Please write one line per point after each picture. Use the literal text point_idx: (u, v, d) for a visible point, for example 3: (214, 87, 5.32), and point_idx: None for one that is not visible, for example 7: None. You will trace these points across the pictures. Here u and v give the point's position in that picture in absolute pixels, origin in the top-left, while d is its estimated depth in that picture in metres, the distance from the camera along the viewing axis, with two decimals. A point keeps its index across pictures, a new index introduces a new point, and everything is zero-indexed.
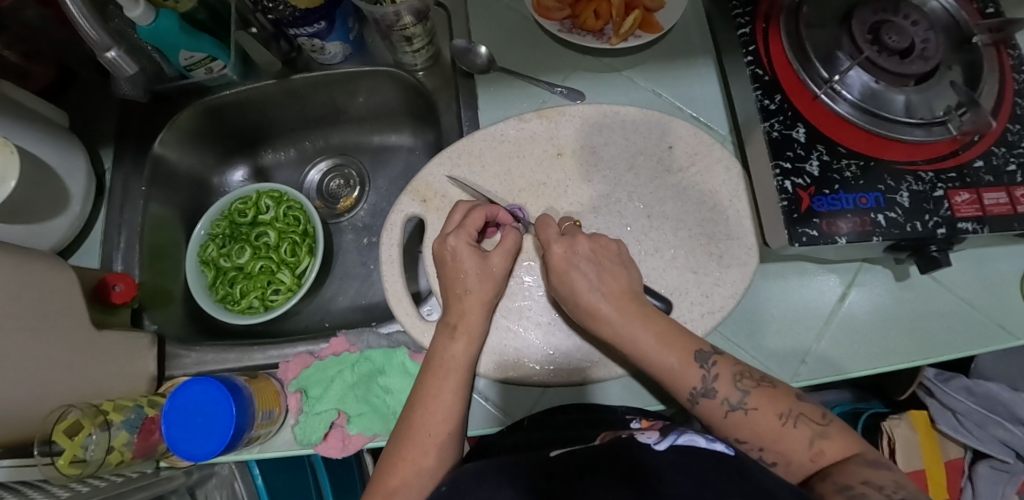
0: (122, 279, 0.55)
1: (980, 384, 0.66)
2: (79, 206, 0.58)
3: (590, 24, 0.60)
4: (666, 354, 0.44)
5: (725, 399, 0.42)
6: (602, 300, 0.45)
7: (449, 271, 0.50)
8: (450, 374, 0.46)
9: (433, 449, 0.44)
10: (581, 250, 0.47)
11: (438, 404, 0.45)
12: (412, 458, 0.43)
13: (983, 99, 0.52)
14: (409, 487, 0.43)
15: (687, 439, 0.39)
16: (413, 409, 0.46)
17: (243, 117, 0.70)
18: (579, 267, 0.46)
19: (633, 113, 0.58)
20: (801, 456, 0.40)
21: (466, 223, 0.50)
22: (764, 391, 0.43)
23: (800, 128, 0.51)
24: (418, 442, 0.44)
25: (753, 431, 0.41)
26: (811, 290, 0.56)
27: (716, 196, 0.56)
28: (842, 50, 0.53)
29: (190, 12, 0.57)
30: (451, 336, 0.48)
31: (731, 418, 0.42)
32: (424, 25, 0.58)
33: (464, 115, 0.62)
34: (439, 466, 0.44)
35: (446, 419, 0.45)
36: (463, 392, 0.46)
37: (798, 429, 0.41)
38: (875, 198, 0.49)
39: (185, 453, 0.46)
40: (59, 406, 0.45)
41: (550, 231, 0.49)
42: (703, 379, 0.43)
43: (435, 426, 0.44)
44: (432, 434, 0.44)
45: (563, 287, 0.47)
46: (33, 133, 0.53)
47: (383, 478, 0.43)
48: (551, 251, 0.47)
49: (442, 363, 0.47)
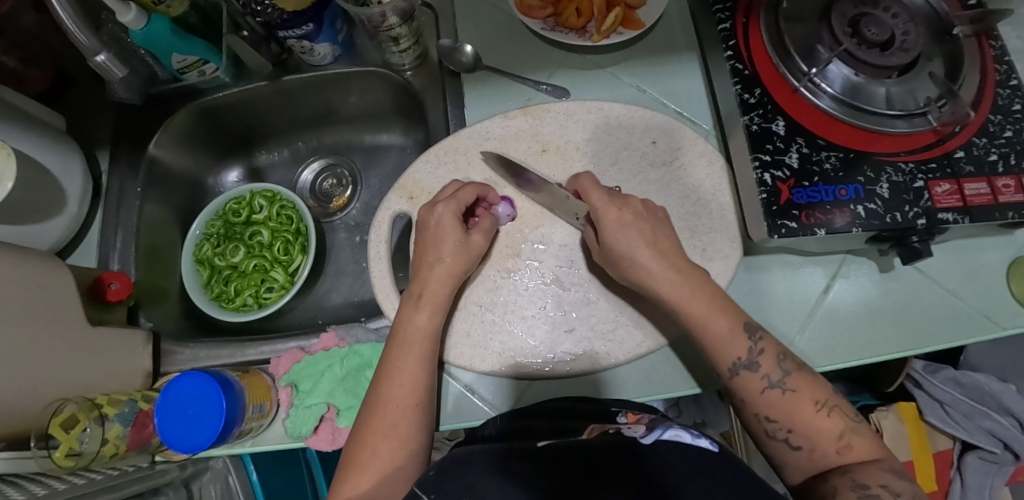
0: (117, 278, 0.57)
1: (968, 375, 0.66)
2: (76, 207, 0.60)
3: (573, 21, 0.61)
4: (713, 322, 0.45)
5: (766, 375, 0.43)
6: (654, 257, 0.47)
7: (429, 238, 0.52)
8: (414, 345, 0.48)
9: (403, 420, 0.45)
10: (630, 209, 0.49)
11: (405, 376, 0.47)
12: (383, 429, 0.45)
13: (963, 90, 0.52)
14: (380, 456, 0.44)
15: (672, 434, 0.39)
16: (381, 382, 0.47)
17: (236, 119, 0.71)
18: (631, 228, 0.48)
19: (616, 109, 0.59)
20: (829, 446, 0.41)
21: (458, 196, 0.53)
22: (805, 376, 0.43)
23: (780, 121, 0.52)
24: (388, 414, 0.45)
25: (788, 411, 0.42)
26: (794, 282, 0.56)
27: (699, 189, 0.57)
28: (822, 44, 0.53)
29: (182, 16, 0.58)
30: (417, 307, 0.50)
31: (768, 395, 0.43)
32: (410, 26, 0.59)
33: (450, 113, 0.63)
34: (411, 436, 0.45)
35: (412, 389, 0.46)
36: (428, 362, 0.48)
37: (830, 418, 0.42)
38: (855, 189, 0.50)
39: (178, 446, 0.47)
40: (56, 400, 0.47)
41: (597, 194, 0.49)
42: (749, 351, 0.44)
43: (403, 397, 0.46)
44: (400, 406, 0.46)
45: (614, 246, 0.48)
46: (30, 136, 0.55)
47: (355, 450, 0.45)
48: (602, 210, 0.48)
49: (405, 334, 0.49)
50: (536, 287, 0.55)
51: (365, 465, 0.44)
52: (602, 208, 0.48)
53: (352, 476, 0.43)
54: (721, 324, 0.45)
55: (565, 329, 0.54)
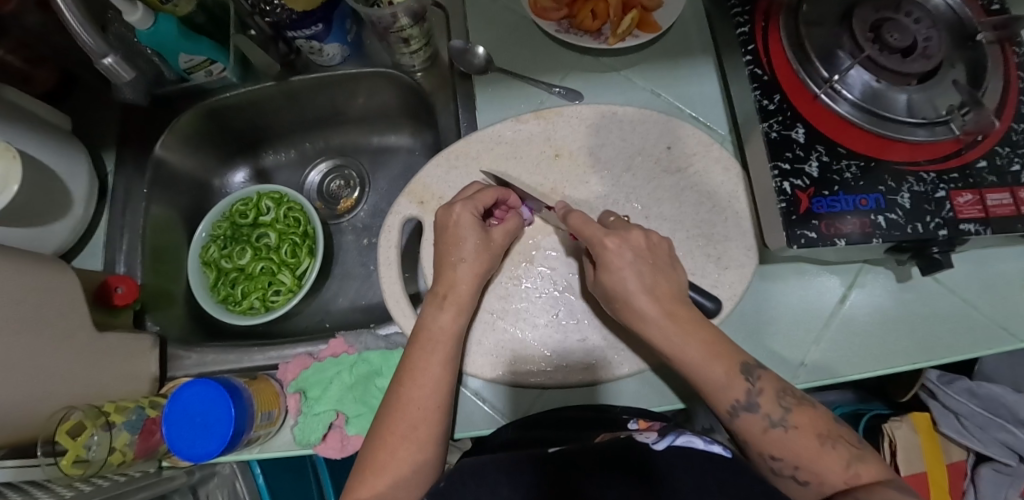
0: (123, 281, 0.56)
1: (984, 386, 0.66)
2: (81, 208, 0.59)
3: (587, 24, 0.59)
4: (710, 370, 0.42)
5: (767, 414, 0.42)
6: (651, 304, 0.44)
7: (448, 238, 0.50)
8: (437, 346, 0.47)
9: (423, 424, 0.45)
10: (630, 245, 0.46)
11: (428, 377, 0.46)
12: (402, 432, 0.44)
13: (987, 98, 0.51)
14: (398, 459, 0.43)
15: (686, 440, 0.38)
16: (402, 383, 0.46)
17: (243, 119, 0.70)
18: (631, 270, 0.45)
19: (631, 113, 0.58)
20: (837, 477, 0.39)
21: (477, 196, 0.51)
22: (806, 411, 0.42)
23: (800, 128, 0.51)
24: (408, 416, 0.44)
25: (792, 447, 0.40)
26: (810, 291, 0.55)
27: (714, 197, 0.56)
28: (843, 49, 0.52)
29: (190, 15, 0.57)
30: (440, 307, 0.49)
31: (770, 434, 0.41)
32: (421, 27, 0.58)
33: (461, 116, 0.62)
34: (429, 440, 0.45)
35: (434, 391, 0.46)
36: (450, 365, 0.47)
37: (835, 451, 0.40)
38: (875, 199, 0.49)
39: (186, 454, 0.47)
40: (62, 407, 0.46)
41: (593, 229, 0.46)
42: (748, 392, 0.42)
43: (423, 399, 0.45)
44: (421, 407, 0.45)
45: (613, 286, 0.45)
46: (35, 136, 0.54)
47: (373, 452, 0.44)
48: (602, 247, 0.46)
49: (429, 334, 0.48)
50: (548, 295, 0.54)
51: (382, 468, 0.43)
52: (600, 245, 0.46)
53: (368, 478, 0.43)
54: (717, 372, 0.42)
55: (578, 337, 0.53)
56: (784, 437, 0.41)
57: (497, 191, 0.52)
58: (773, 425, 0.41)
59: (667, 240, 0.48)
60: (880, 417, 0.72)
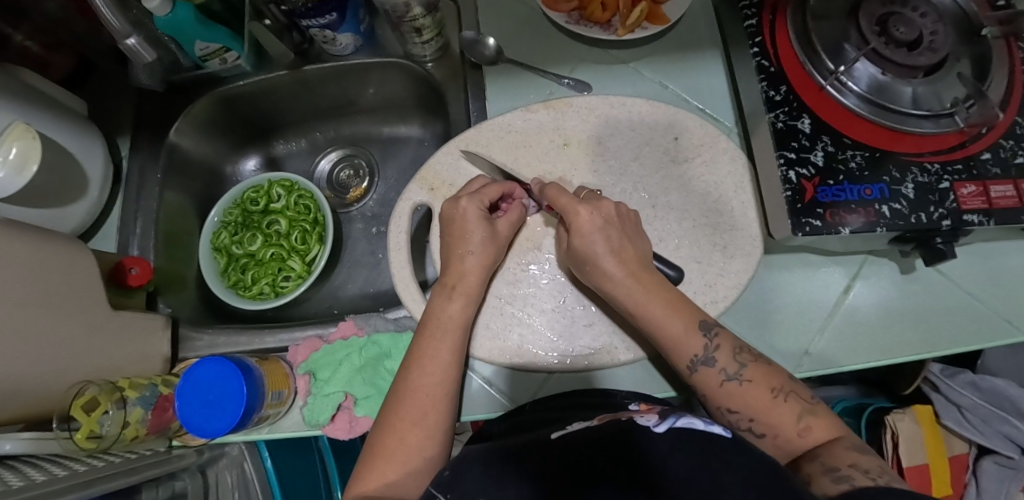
0: (138, 263, 0.57)
1: (986, 379, 0.66)
2: (97, 191, 0.60)
3: (598, 15, 0.60)
4: (668, 323, 0.45)
5: (723, 369, 0.44)
6: (617, 265, 0.47)
7: (456, 231, 0.52)
8: (446, 334, 0.48)
9: (432, 411, 0.45)
10: (602, 213, 0.48)
11: (437, 364, 0.47)
12: (412, 418, 0.45)
13: (991, 91, 0.52)
14: (407, 445, 0.44)
15: (686, 422, 0.38)
16: (411, 370, 0.47)
17: (256, 108, 0.71)
18: (599, 235, 0.47)
19: (639, 105, 0.59)
20: (790, 430, 0.42)
21: (482, 191, 0.53)
22: (761, 367, 0.44)
23: (806, 119, 0.52)
24: (418, 403, 0.45)
25: (745, 400, 0.43)
26: (815, 283, 0.56)
27: (721, 187, 0.56)
28: (849, 42, 0.53)
29: (207, 3, 0.57)
30: (449, 297, 0.50)
31: (726, 388, 0.44)
32: (433, 17, 0.59)
33: (472, 105, 0.63)
34: (438, 426, 0.45)
35: (443, 379, 0.46)
36: (458, 353, 0.48)
37: (787, 404, 0.43)
38: (880, 189, 0.49)
39: (199, 429, 0.48)
40: (78, 382, 0.47)
41: (566, 198, 0.49)
42: (705, 348, 0.45)
43: (433, 386, 0.46)
44: (430, 395, 0.46)
45: (582, 250, 0.48)
46: (52, 119, 0.55)
47: (381, 438, 0.44)
48: (571, 211, 0.48)
49: (438, 322, 0.49)
50: (555, 281, 0.55)
51: (392, 455, 0.43)
52: (571, 211, 0.48)
53: (379, 465, 0.43)
54: (675, 326, 0.45)
55: (584, 323, 0.54)
56: (776, 415, 0.42)
57: (506, 187, 0.55)
58: (775, 403, 0.43)
59: (636, 212, 0.51)
60: (882, 410, 0.72)
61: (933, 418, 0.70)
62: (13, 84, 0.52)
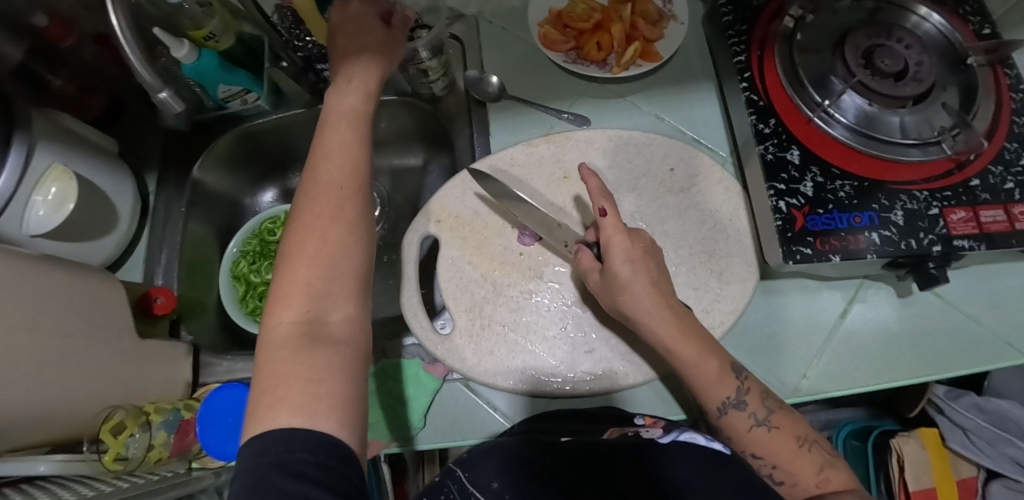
0: (163, 292, 0.60)
1: (992, 401, 0.66)
2: (126, 225, 0.64)
3: (593, 54, 0.63)
4: (701, 366, 0.46)
5: (752, 413, 0.46)
6: (652, 298, 0.48)
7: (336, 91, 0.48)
8: (343, 139, 0.44)
9: (331, 227, 0.39)
10: (640, 242, 0.50)
11: (332, 170, 0.42)
12: (318, 210, 0.40)
13: (978, 119, 0.53)
14: (318, 236, 0.38)
15: (688, 436, 0.42)
16: (303, 194, 0.41)
17: (275, 142, 0.76)
18: (628, 265, 0.48)
19: (636, 136, 0.61)
20: (809, 480, 0.43)
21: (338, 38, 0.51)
22: (786, 414, 0.46)
23: (795, 150, 0.54)
24: (313, 228, 0.39)
25: (771, 447, 0.44)
26: (812, 307, 0.57)
27: (717, 215, 0.58)
28: (835, 75, 0.55)
29: (229, 49, 0.62)
30: (339, 106, 0.46)
31: (754, 433, 0.45)
32: (439, 59, 0.63)
33: (476, 139, 0.65)
34: (346, 231, 0.39)
35: (346, 169, 0.42)
36: (359, 136, 0.45)
37: (811, 454, 0.44)
38: (869, 217, 0.51)
39: (219, 452, 0.51)
40: (106, 406, 0.50)
41: (612, 228, 0.50)
42: (737, 390, 0.46)
43: (326, 205, 0.40)
44: (332, 185, 0.41)
45: (614, 276, 0.49)
46: (87, 161, 0.59)
47: (293, 233, 0.39)
48: (612, 239, 0.50)
49: (333, 127, 0.45)
50: (557, 309, 0.57)
51: (297, 255, 0.37)
52: (613, 241, 0.49)
53: (276, 310, 0.36)
54: (688, 362, 0.46)
55: (585, 349, 0.55)
56: (780, 451, 0.44)
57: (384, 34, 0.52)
58: (780, 437, 0.45)
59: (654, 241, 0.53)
60: (890, 432, 0.72)
61: (940, 442, 0.69)
62: (52, 129, 0.56)
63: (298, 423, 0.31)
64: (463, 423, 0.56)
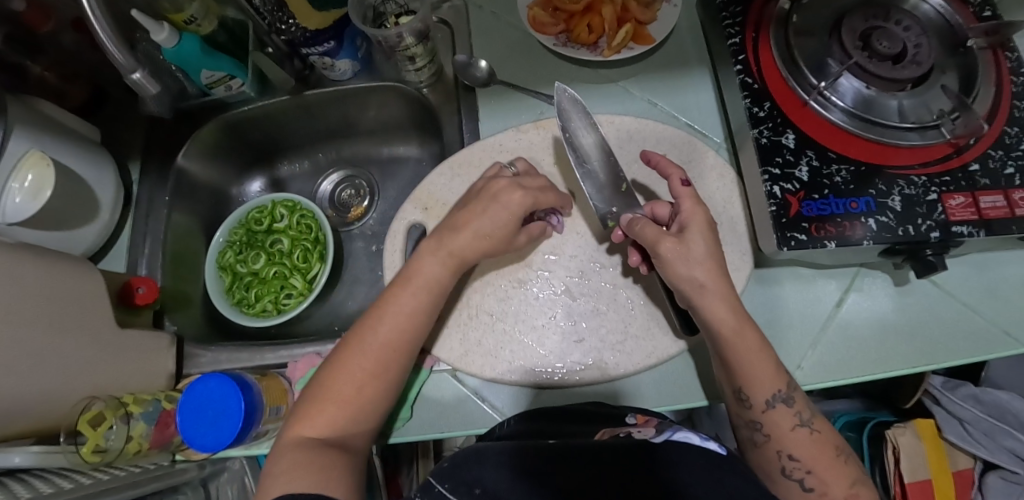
0: (145, 282, 0.59)
1: (990, 393, 0.65)
2: (108, 214, 0.63)
3: (584, 37, 0.62)
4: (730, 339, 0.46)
5: (798, 413, 0.45)
6: (715, 275, 0.47)
7: (477, 202, 0.51)
8: (417, 291, 0.49)
9: (368, 385, 0.46)
10: (706, 219, 0.49)
11: (394, 330, 0.47)
12: (356, 353, 0.47)
13: (978, 102, 0.52)
14: (348, 387, 0.46)
15: (682, 436, 0.38)
16: (357, 339, 0.47)
17: (262, 131, 0.74)
18: (702, 237, 0.48)
19: (628, 122, 0.60)
20: (841, 490, 0.43)
21: (528, 183, 0.51)
22: (824, 423, 0.46)
23: (790, 134, 0.52)
24: (354, 380, 0.46)
25: (812, 451, 0.44)
26: (807, 296, 0.56)
27: (710, 203, 0.57)
28: (832, 57, 0.53)
29: (212, 34, 0.61)
30: (433, 255, 0.50)
31: (796, 432, 0.45)
32: (425, 45, 0.62)
33: (465, 126, 0.64)
34: (379, 390, 0.46)
35: (399, 335, 0.47)
36: (423, 311, 0.49)
37: (845, 465, 0.44)
38: (866, 202, 0.50)
39: (199, 443, 0.49)
40: (84, 398, 0.49)
41: (693, 205, 0.49)
42: (788, 385, 0.46)
43: (371, 352, 0.47)
44: (380, 349, 0.47)
45: (690, 245, 0.47)
46: (66, 148, 0.58)
47: (333, 370, 0.47)
48: (688, 216, 0.49)
49: (415, 280, 0.49)
50: (547, 299, 0.56)
51: (331, 391, 0.46)
52: (693, 213, 0.49)
53: (298, 427, 0.45)
54: None
55: (576, 339, 0.54)
56: (817, 457, 0.44)
57: (519, 201, 0.50)
58: (820, 441, 0.45)
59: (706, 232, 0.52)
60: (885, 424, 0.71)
61: (935, 433, 0.68)
62: (29, 115, 0.55)
63: (308, 487, 0.40)
64: (452, 413, 0.54)
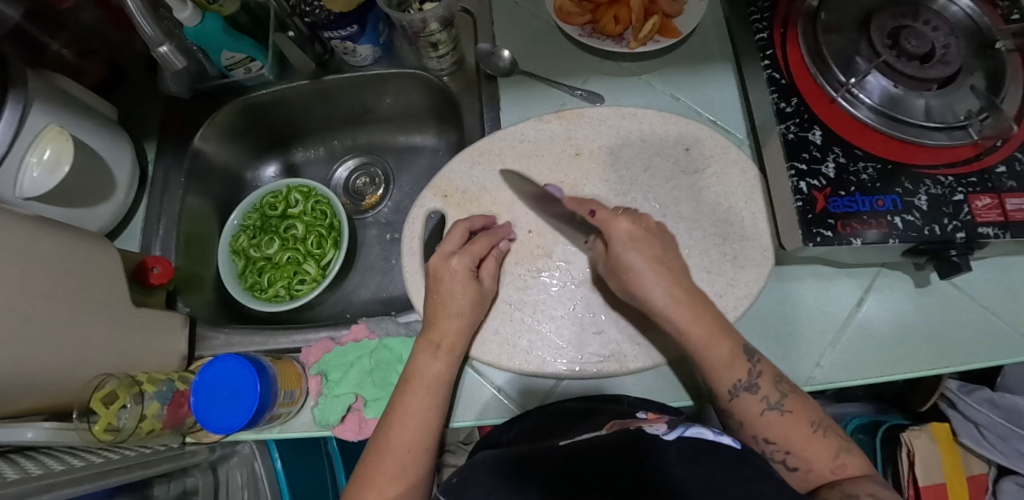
0: (160, 262, 0.58)
1: (1006, 397, 0.65)
2: (123, 193, 0.62)
3: (610, 28, 0.61)
4: (712, 347, 0.45)
5: (765, 397, 0.44)
6: (658, 281, 0.46)
7: (443, 290, 0.51)
8: (427, 392, 0.48)
9: (390, 490, 0.45)
10: (642, 224, 0.48)
11: (405, 432, 0.47)
12: (387, 455, 0.46)
13: (1006, 104, 0.52)
14: (389, 487, 0.45)
15: (695, 432, 0.36)
16: (376, 444, 0.47)
17: (279, 116, 0.74)
18: (632, 247, 0.47)
19: (651, 115, 0.60)
20: (824, 466, 0.42)
21: (470, 247, 0.52)
22: (799, 398, 0.44)
23: (817, 130, 0.52)
24: (377, 488, 0.45)
25: (784, 431, 0.43)
26: (827, 294, 0.56)
27: (732, 198, 0.57)
28: (860, 55, 0.53)
29: (233, 15, 0.60)
30: (433, 355, 0.50)
31: (766, 417, 0.44)
32: (449, 32, 0.62)
33: (486, 115, 0.64)
34: (404, 496, 0.45)
35: (423, 433, 0.47)
36: (438, 407, 0.48)
37: (825, 439, 0.43)
38: (892, 200, 0.49)
39: (213, 425, 0.49)
40: (98, 375, 0.48)
41: (606, 212, 0.49)
42: (749, 373, 0.44)
43: (404, 448, 0.46)
44: (408, 450, 0.46)
45: (619, 260, 0.47)
46: (84, 125, 0.57)
47: (366, 473, 0.46)
48: (614, 227, 0.48)
49: (421, 381, 0.49)
50: (565, 290, 0.55)
51: (370, 492, 0.44)
52: (611, 222, 0.48)
53: None
54: (720, 349, 0.44)
55: (594, 331, 0.54)
56: (793, 436, 0.43)
57: (467, 275, 0.52)
58: (794, 421, 0.43)
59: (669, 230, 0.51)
60: (898, 427, 0.71)
61: (951, 436, 0.68)
62: (48, 87, 0.54)
63: None
64: (466, 404, 0.55)
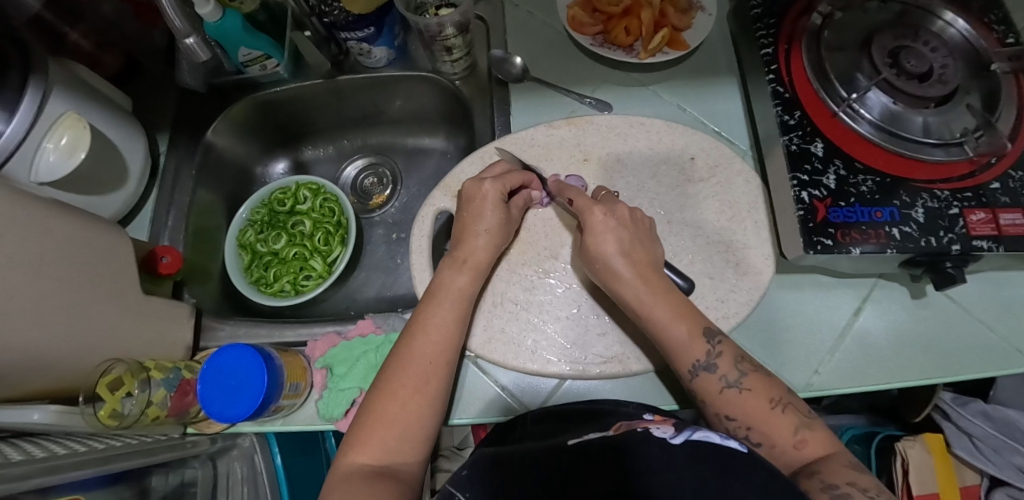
0: (169, 252, 0.59)
1: (1000, 410, 0.67)
2: (134, 182, 0.63)
3: (621, 39, 0.63)
4: (672, 328, 0.46)
5: (723, 376, 0.44)
6: (626, 265, 0.47)
7: (473, 210, 0.53)
8: (453, 304, 0.49)
9: (413, 402, 0.44)
10: (616, 215, 0.50)
11: (429, 342, 0.46)
12: (407, 366, 0.45)
13: (1001, 123, 0.54)
14: (409, 401, 0.44)
15: (702, 435, 0.35)
16: (397, 357, 0.46)
17: (289, 113, 0.74)
18: (610, 235, 0.48)
19: (658, 124, 0.61)
20: (786, 441, 0.41)
21: (505, 178, 0.54)
22: (760, 377, 0.44)
23: (819, 143, 0.54)
24: (399, 398, 0.44)
25: (743, 407, 0.43)
26: (825, 303, 0.57)
27: (737, 205, 0.58)
28: (862, 72, 0.55)
29: (252, 13, 0.62)
30: (458, 269, 0.50)
31: (726, 394, 0.44)
32: (464, 37, 0.63)
33: (496, 120, 0.65)
34: (425, 408, 0.45)
35: (447, 344, 0.47)
36: (461, 322, 0.49)
37: (785, 415, 0.42)
38: (890, 212, 0.51)
39: (218, 414, 0.49)
40: (107, 359, 0.49)
41: (584, 200, 0.51)
42: (707, 353, 0.45)
43: (425, 360, 0.46)
44: (432, 362, 0.46)
45: (595, 246, 0.48)
46: (100, 112, 0.58)
47: (386, 382, 0.45)
48: (593, 212, 0.50)
49: (445, 293, 0.49)
50: (571, 291, 0.56)
51: (389, 401, 0.44)
52: (588, 210, 0.50)
53: (351, 453, 0.43)
54: (680, 330, 0.45)
55: (597, 332, 0.55)
56: (753, 413, 0.42)
57: (497, 198, 0.53)
58: (754, 398, 0.43)
59: (649, 218, 0.52)
60: (892, 439, 0.73)
61: (945, 449, 0.69)
62: (66, 74, 0.55)
63: None
64: (468, 400, 0.55)
